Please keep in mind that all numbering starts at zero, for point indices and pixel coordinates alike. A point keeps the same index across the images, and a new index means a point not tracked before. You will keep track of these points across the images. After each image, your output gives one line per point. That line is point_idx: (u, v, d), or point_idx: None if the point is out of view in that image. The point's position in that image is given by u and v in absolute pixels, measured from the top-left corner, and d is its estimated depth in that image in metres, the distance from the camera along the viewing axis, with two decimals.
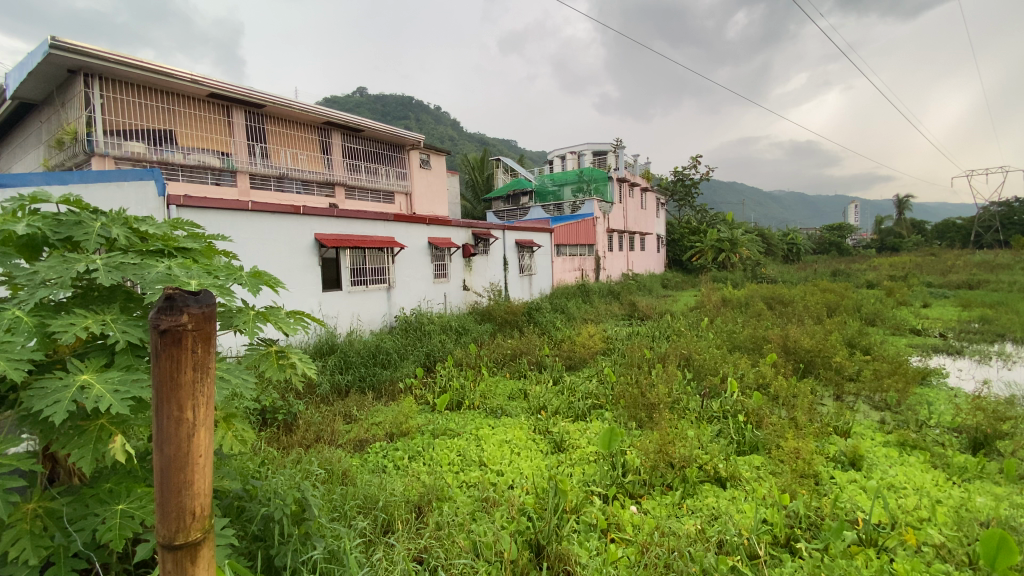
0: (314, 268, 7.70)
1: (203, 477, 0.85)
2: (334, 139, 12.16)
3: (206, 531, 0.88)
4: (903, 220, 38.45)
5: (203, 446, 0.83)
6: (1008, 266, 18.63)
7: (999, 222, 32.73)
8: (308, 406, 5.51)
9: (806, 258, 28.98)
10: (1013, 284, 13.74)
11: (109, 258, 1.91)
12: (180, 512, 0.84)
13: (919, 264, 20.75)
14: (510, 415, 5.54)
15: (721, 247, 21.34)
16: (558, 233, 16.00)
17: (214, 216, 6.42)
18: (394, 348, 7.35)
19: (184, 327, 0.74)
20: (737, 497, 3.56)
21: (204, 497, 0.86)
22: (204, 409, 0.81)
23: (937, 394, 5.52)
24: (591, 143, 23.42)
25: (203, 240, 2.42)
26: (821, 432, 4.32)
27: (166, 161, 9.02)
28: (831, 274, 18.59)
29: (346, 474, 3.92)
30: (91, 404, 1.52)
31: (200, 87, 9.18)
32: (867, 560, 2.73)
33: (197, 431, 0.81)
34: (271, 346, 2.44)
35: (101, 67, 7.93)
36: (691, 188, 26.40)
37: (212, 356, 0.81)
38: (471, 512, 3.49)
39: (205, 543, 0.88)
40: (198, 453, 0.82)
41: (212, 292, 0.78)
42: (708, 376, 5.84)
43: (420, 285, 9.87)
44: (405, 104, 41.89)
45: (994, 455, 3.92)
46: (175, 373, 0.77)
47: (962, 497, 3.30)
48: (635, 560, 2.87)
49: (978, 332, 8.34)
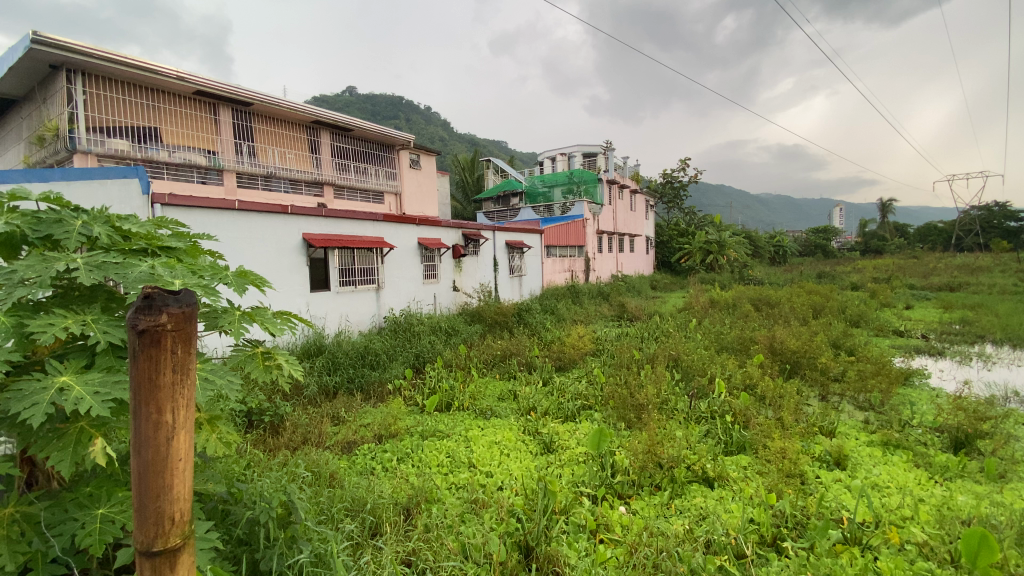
0: (302, 268, 7.62)
1: (183, 482, 0.84)
2: (323, 138, 12.06)
3: (185, 537, 0.86)
4: (887, 223, 39.12)
5: (182, 450, 0.81)
6: (988, 269, 19.03)
7: (979, 226, 33.41)
8: (295, 408, 5.45)
9: (792, 260, 29.38)
10: (993, 287, 14.04)
11: (90, 257, 1.86)
12: (159, 517, 0.82)
13: (903, 267, 21.14)
14: (500, 416, 5.53)
15: (709, 249, 21.52)
16: (547, 234, 16.04)
17: (199, 215, 6.33)
18: (383, 349, 7.30)
19: (163, 328, 0.72)
20: (724, 497, 3.58)
21: (183, 502, 0.84)
22: (185, 412, 0.79)
23: (919, 394, 5.62)
24: (582, 145, 23.51)
25: (188, 239, 2.38)
26: (806, 432, 4.36)
27: (151, 158, 8.87)
28: (817, 276, 18.84)
29: (333, 477, 3.88)
30: (70, 406, 1.48)
31: (187, 84, 9.05)
32: (851, 558, 2.76)
33: (176, 434, 0.80)
34: (257, 347, 2.40)
35: (84, 63, 7.78)
36: (680, 191, 26.65)
37: (193, 358, 0.79)
38: (460, 514, 3.47)
39: (185, 549, 0.87)
40: (177, 457, 0.81)
41: (193, 292, 0.77)
42: (696, 376, 5.88)
43: (409, 285, 9.82)
44: (395, 103, 41.75)
45: (975, 454, 4.00)
46: (153, 375, 0.76)
47: (944, 496, 3.36)
48: (623, 561, 2.88)
49: (959, 333, 8.51)
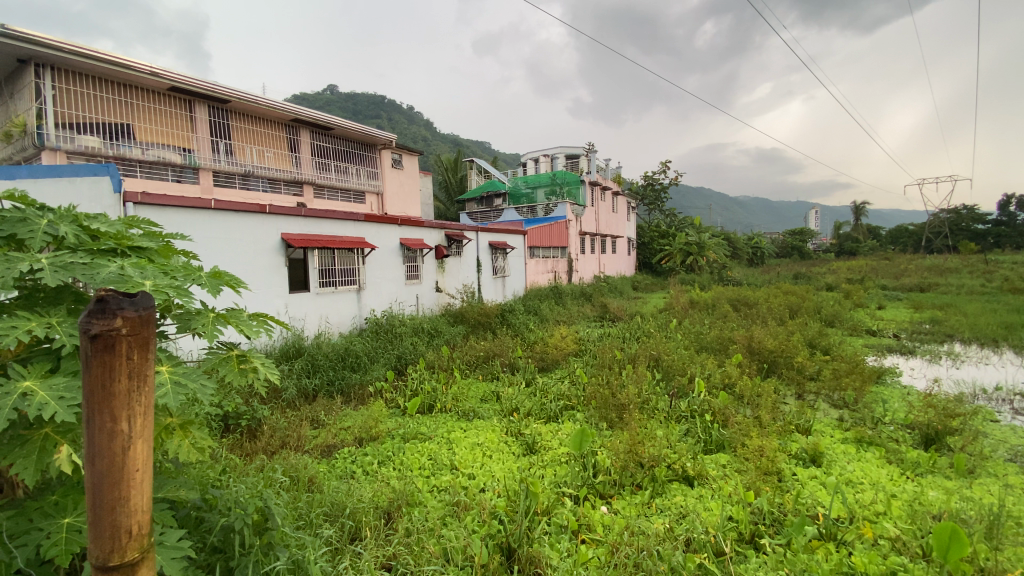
0: (280, 268, 7.49)
1: (141, 492, 0.81)
2: (303, 137, 11.88)
3: (144, 550, 0.83)
4: (860, 225, 40.20)
5: (140, 458, 0.79)
6: (955, 271, 19.71)
7: (947, 229, 34.55)
8: (274, 412, 5.35)
9: (769, 261, 29.97)
10: (960, 288, 14.52)
11: (56, 257, 1.79)
12: (116, 531, 0.79)
13: (875, 268, 21.73)
14: (482, 418, 5.51)
15: (689, 250, 21.82)
16: (530, 236, 16.07)
17: (174, 215, 6.17)
18: (364, 351, 7.21)
19: (119, 331, 0.69)
20: (704, 495, 3.62)
21: (142, 514, 0.81)
22: (142, 418, 0.77)
23: (891, 392, 5.77)
24: (564, 146, 23.62)
25: (160, 239, 2.31)
26: (783, 430, 4.45)
27: (123, 156, 8.63)
28: (794, 277, 19.27)
29: (312, 482, 3.81)
30: (33, 412, 1.42)
31: (161, 80, 8.82)
32: (827, 554, 2.81)
33: (134, 443, 0.77)
34: (232, 350, 2.34)
35: (54, 57, 7.53)
36: (661, 193, 26.98)
37: (150, 363, 0.77)
38: (442, 517, 3.44)
39: (143, 561, 0.84)
40: (135, 467, 0.78)
41: (149, 296, 0.75)
42: (676, 376, 5.95)
43: (391, 286, 9.73)
44: (377, 102, 41.39)
45: (944, 450, 4.12)
46: (107, 382, 0.73)
47: (916, 491, 3.45)
48: (605, 561, 2.89)
49: (929, 333, 8.77)
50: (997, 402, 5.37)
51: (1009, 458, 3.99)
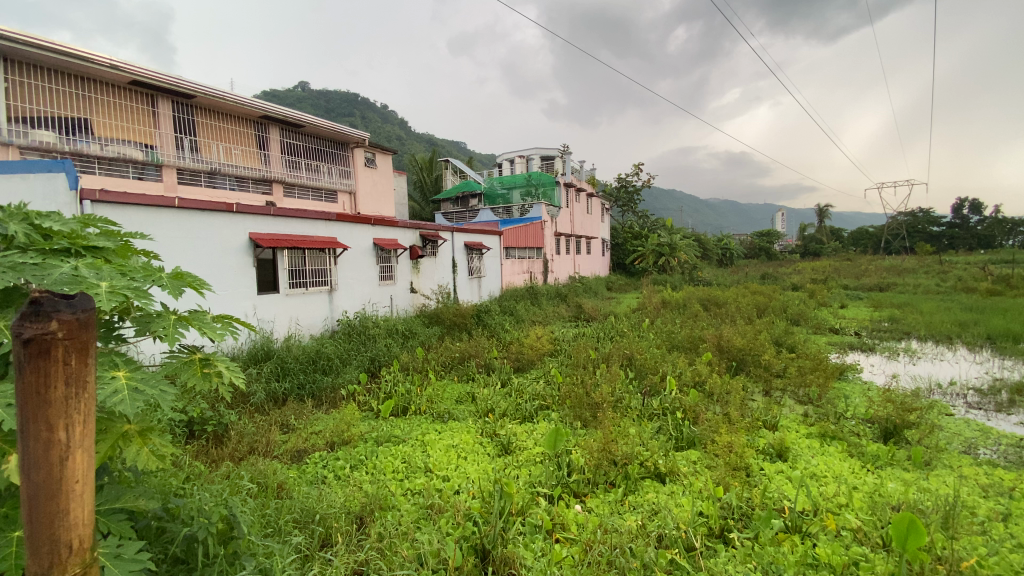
0: (249, 269, 7.29)
1: (77, 499, 0.89)
2: (272, 134, 11.60)
3: (81, 558, 0.91)
4: (824, 227, 41.65)
5: (78, 466, 0.87)
6: (912, 271, 20.62)
7: (904, 231, 36.13)
8: (241, 417, 5.20)
9: (738, 262, 30.78)
10: (917, 288, 15.19)
11: (4, 258, 1.69)
12: (53, 536, 0.87)
13: (838, 268, 22.55)
14: (457, 419, 5.48)
15: (662, 251, 22.21)
16: (506, 236, 16.08)
17: (135, 213, 5.94)
18: (336, 353, 7.08)
19: (51, 340, 0.78)
20: (675, 492, 3.68)
21: (79, 519, 0.89)
22: (77, 428, 0.86)
23: (853, 388, 5.98)
24: (539, 148, 23.73)
25: (118, 238, 2.22)
26: (751, 427, 4.56)
27: (81, 152, 8.27)
28: (761, 277, 19.85)
29: (281, 488, 3.72)
30: None
31: (122, 74, 8.48)
32: (792, 546, 2.89)
33: (70, 451, 0.86)
34: (194, 353, 2.26)
35: (5, 47, 7.16)
36: (634, 195, 27.39)
37: (84, 373, 0.86)
38: (415, 520, 3.40)
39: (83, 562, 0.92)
40: (72, 472, 0.87)
41: (79, 308, 0.84)
42: (649, 374, 6.05)
43: (364, 287, 9.59)
44: (350, 100, 40.75)
45: (902, 443, 4.30)
46: (43, 391, 0.81)
47: (876, 483, 3.58)
48: (578, 559, 2.90)
49: (888, 331, 9.13)
50: (950, 396, 5.63)
51: (962, 450, 4.18)
